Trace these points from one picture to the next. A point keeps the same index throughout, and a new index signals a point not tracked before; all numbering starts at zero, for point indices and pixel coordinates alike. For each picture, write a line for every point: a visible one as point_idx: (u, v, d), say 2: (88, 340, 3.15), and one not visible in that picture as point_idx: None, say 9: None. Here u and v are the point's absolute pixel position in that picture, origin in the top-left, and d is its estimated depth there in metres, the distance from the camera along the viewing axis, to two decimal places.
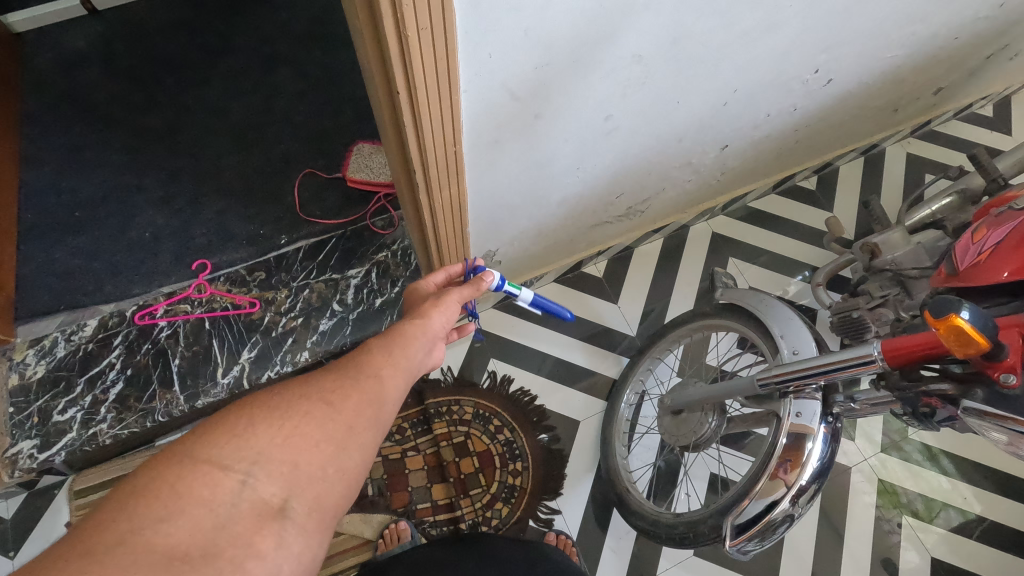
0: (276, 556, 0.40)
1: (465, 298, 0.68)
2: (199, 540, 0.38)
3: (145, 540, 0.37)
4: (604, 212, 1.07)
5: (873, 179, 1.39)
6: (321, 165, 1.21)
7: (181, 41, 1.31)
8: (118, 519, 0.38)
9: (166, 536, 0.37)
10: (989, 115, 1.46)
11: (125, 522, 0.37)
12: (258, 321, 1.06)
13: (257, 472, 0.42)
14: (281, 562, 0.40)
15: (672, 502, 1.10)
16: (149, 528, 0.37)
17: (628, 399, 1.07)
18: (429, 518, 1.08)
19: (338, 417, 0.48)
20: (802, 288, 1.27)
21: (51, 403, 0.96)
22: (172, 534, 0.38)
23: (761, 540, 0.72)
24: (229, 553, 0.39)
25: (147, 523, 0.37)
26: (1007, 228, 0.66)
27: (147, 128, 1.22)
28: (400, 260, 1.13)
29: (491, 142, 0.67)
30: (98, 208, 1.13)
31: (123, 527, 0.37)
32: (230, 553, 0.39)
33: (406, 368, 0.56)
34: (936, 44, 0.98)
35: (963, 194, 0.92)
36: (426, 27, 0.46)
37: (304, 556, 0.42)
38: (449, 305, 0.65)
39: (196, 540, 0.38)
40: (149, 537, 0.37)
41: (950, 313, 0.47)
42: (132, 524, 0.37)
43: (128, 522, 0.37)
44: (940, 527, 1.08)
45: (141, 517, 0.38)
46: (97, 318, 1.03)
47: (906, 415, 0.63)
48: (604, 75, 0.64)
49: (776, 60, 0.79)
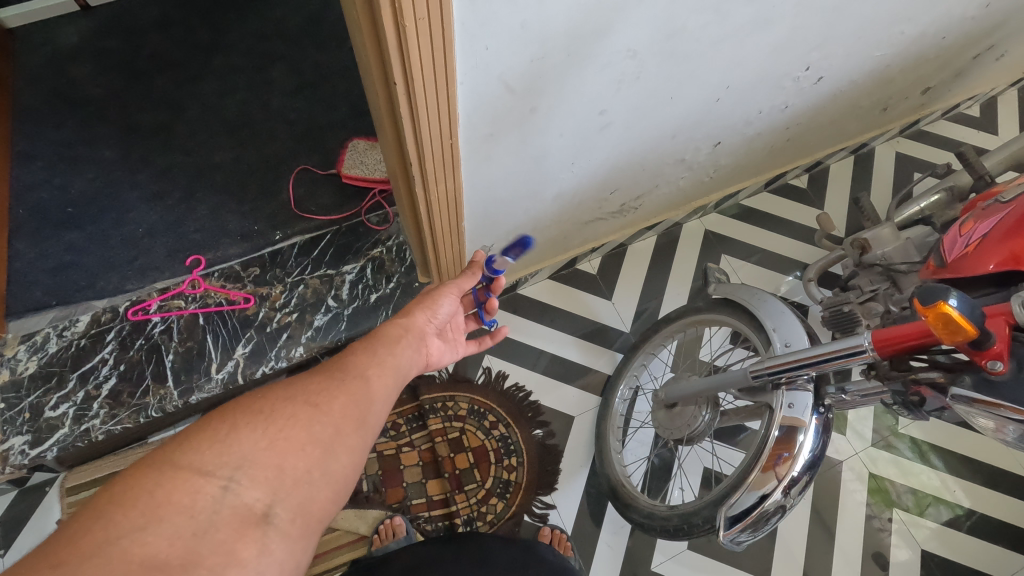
0: (259, 563, 0.40)
1: (464, 286, 0.73)
2: (178, 549, 0.38)
3: (124, 549, 0.37)
4: (598, 209, 1.08)
5: (863, 178, 1.40)
6: (315, 161, 1.21)
7: (175, 38, 1.31)
8: (95, 528, 0.38)
9: (144, 545, 0.38)
10: (976, 115, 1.48)
11: (101, 531, 0.38)
12: (253, 316, 1.05)
13: (240, 477, 0.43)
14: (263, 568, 0.41)
15: (666, 496, 1.10)
16: (127, 537, 0.38)
17: (622, 394, 1.07)
18: (424, 513, 1.08)
19: (324, 418, 0.50)
20: (794, 286, 1.28)
21: (43, 399, 0.95)
22: (151, 542, 0.38)
23: (755, 531, 0.72)
24: (210, 562, 0.39)
25: (126, 532, 0.38)
26: (993, 221, 0.68)
27: (140, 124, 1.21)
28: (395, 256, 1.14)
29: (486, 136, 0.68)
30: (91, 203, 1.12)
31: (99, 536, 0.37)
32: (211, 561, 0.39)
33: (392, 366, 0.59)
34: (924, 43, 0.99)
35: (950, 191, 0.94)
36: (425, 19, 0.46)
37: (290, 562, 0.42)
38: (433, 303, 0.70)
39: (174, 549, 0.38)
40: (126, 546, 0.37)
41: (939, 301, 0.47)
42: (109, 533, 0.38)
43: (103, 531, 0.38)
44: (931, 521, 1.09)
45: (118, 526, 0.38)
46: (89, 314, 1.02)
47: (896, 405, 0.64)
48: (599, 69, 0.65)
49: (767, 58, 0.80)
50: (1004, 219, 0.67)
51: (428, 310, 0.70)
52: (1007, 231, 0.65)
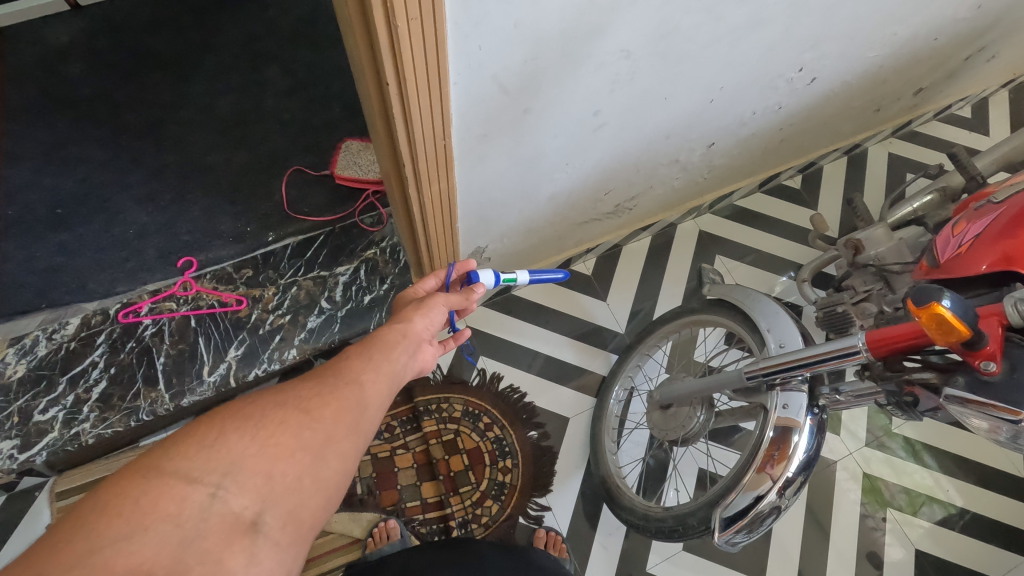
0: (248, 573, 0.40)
1: (451, 304, 0.69)
2: (163, 559, 0.38)
3: (107, 559, 0.37)
4: (592, 210, 1.08)
5: (856, 178, 1.41)
6: (309, 162, 1.20)
7: (166, 37, 1.30)
8: (78, 537, 0.37)
9: (128, 555, 0.37)
10: (967, 116, 1.49)
11: (83, 541, 0.37)
12: (246, 318, 1.05)
13: (228, 484, 0.42)
14: None
15: (661, 497, 1.10)
16: (110, 547, 0.37)
17: (617, 395, 1.07)
18: (419, 516, 1.08)
19: (316, 425, 0.49)
20: (788, 286, 1.29)
21: (32, 403, 0.94)
22: (135, 552, 0.38)
23: (750, 532, 0.72)
24: (197, 572, 0.38)
25: (109, 541, 0.37)
26: (985, 222, 0.69)
27: (130, 124, 1.20)
28: (389, 257, 1.13)
29: (480, 136, 0.67)
30: (81, 205, 1.11)
31: (81, 546, 0.37)
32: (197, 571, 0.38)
33: (388, 371, 0.57)
34: (916, 45, 1.00)
35: (942, 192, 0.94)
36: (416, 18, 0.45)
37: (279, 571, 0.42)
38: (433, 308, 0.67)
39: (160, 559, 0.38)
40: (110, 556, 0.37)
41: (932, 301, 0.47)
42: (91, 543, 0.37)
43: (86, 542, 0.37)
44: (924, 521, 1.10)
45: (102, 536, 0.37)
46: (79, 317, 1.01)
47: (890, 405, 0.65)
48: (593, 69, 0.65)
49: (760, 59, 0.80)
50: (997, 219, 0.67)
51: (427, 314, 0.67)
52: (999, 232, 0.65)
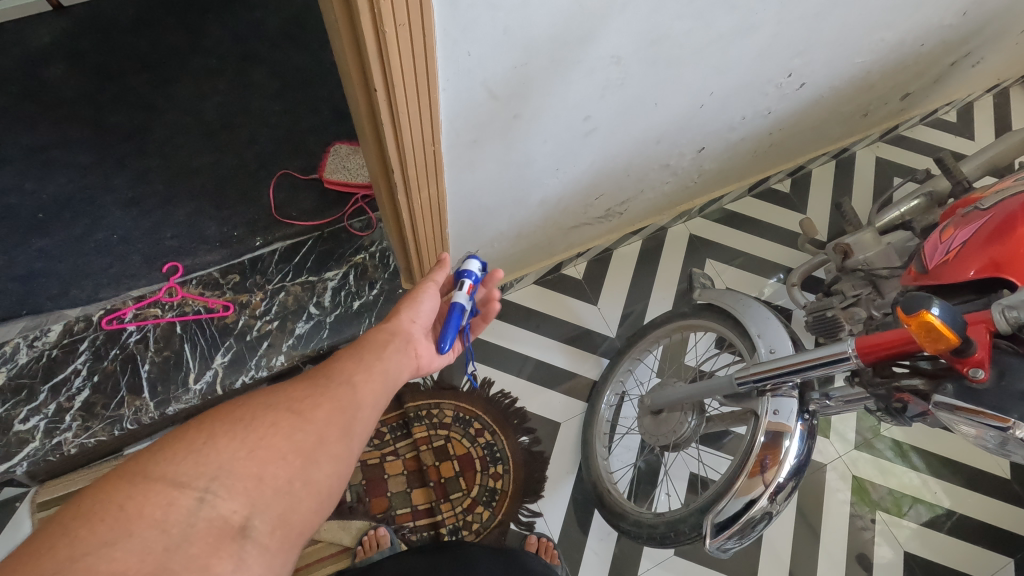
0: None
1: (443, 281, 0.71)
2: (148, 565, 0.37)
3: (90, 566, 0.35)
4: (582, 214, 1.08)
5: (844, 181, 1.42)
6: (297, 166, 1.19)
7: (152, 38, 1.29)
8: (59, 544, 0.36)
9: (112, 562, 0.36)
10: (953, 120, 1.51)
11: (65, 548, 0.36)
12: (232, 324, 1.03)
13: (217, 489, 0.42)
14: None
15: (652, 502, 1.10)
16: (93, 554, 0.36)
17: (608, 400, 1.07)
18: (409, 523, 1.07)
19: (308, 427, 0.48)
20: (777, 289, 1.29)
21: (13, 412, 0.93)
22: (119, 559, 0.36)
23: (741, 537, 0.71)
24: None
25: (92, 548, 0.36)
26: (973, 228, 0.69)
27: (114, 127, 1.18)
28: (378, 262, 1.12)
29: (469, 143, 0.67)
30: (63, 209, 1.09)
31: (63, 553, 0.36)
32: None
33: (381, 370, 0.57)
34: (902, 51, 1.00)
35: (929, 197, 0.95)
36: (403, 23, 0.45)
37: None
38: (422, 300, 0.68)
39: (143, 565, 0.37)
40: (93, 563, 0.36)
41: (921, 310, 0.47)
42: (74, 549, 0.36)
43: (69, 547, 0.36)
44: (911, 522, 1.11)
45: (84, 542, 0.36)
46: (62, 323, 0.99)
47: (880, 411, 0.65)
48: (582, 76, 0.65)
49: (749, 66, 0.81)
50: (984, 226, 0.67)
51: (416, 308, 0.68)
52: (987, 238, 0.65)
